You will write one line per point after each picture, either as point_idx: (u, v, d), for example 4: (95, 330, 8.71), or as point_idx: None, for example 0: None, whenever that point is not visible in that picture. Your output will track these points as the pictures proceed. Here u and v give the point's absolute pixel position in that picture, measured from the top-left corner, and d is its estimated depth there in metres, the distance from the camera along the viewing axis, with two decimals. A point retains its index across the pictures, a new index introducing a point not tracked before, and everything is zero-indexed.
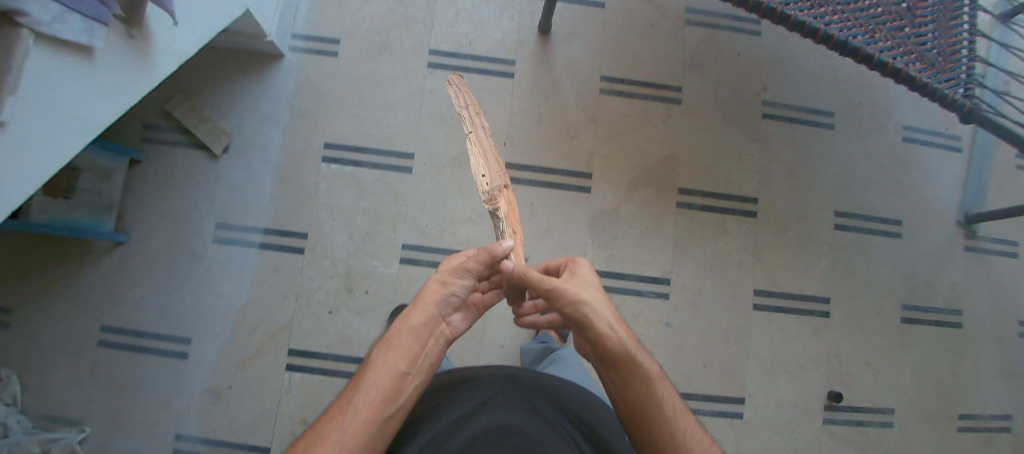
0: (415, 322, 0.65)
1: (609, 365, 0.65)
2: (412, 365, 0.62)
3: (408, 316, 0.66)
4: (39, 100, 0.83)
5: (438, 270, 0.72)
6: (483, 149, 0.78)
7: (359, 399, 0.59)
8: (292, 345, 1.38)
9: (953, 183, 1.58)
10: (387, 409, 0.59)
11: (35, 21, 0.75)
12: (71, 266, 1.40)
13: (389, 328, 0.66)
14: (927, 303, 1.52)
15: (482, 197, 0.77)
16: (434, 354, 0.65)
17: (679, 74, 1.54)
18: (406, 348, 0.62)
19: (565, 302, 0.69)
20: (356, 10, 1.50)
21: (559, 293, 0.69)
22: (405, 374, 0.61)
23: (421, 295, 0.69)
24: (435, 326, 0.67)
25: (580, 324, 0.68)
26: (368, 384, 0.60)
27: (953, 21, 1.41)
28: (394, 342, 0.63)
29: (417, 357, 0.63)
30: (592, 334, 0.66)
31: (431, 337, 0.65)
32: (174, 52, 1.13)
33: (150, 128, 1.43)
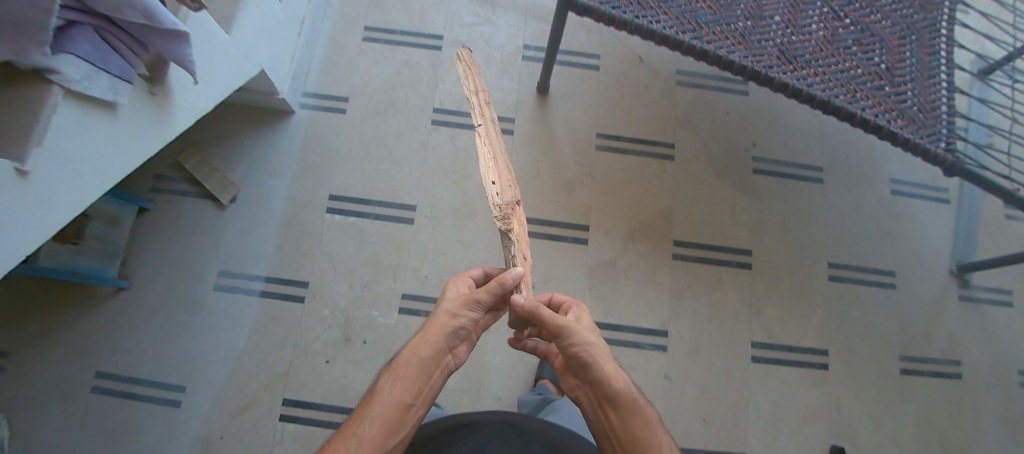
0: (424, 354, 0.71)
1: (610, 405, 0.70)
2: (417, 396, 0.68)
3: (417, 347, 0.72)
4: (61, 152, 0.89)
5: (449, 300, 0.77)
6: (492, 155, 0.77)
7: (367, 425, 0.65)
8: (288, 394, 1.36)
9: (943, 234, 1.62)
10: (389, 438, 0.64)
11: (65, 78, 0.82)
12: (72, 311, 1.41)
13: (399, 356, 0.73)
14: (927, 354, 1.52)
15: (494, 211, 0.75)
16: (437, 385, 0.72)
17: (672, 130, 1.60)
18: (413, 380, 0.69)
19: (574, 343, 0.73)
20: (364, 71, 1.58)
21: (569, 333, 0.74)
22: (410, 405, 0.67)
23: (430, 327, 0.75)
24: (440, 358, 0.73)
25: (585, 365, 0.72)
26: (373, 415, 0.66)
27: (930, 78, 1.42)
28: (402, 372, 0.70)
29: (422, 389, 0.69)
30: (595, 375, 0.71)
31: (436, 369, 0.71)
32: (192, 108, 1.18)
33: (161, 178, 1.48)
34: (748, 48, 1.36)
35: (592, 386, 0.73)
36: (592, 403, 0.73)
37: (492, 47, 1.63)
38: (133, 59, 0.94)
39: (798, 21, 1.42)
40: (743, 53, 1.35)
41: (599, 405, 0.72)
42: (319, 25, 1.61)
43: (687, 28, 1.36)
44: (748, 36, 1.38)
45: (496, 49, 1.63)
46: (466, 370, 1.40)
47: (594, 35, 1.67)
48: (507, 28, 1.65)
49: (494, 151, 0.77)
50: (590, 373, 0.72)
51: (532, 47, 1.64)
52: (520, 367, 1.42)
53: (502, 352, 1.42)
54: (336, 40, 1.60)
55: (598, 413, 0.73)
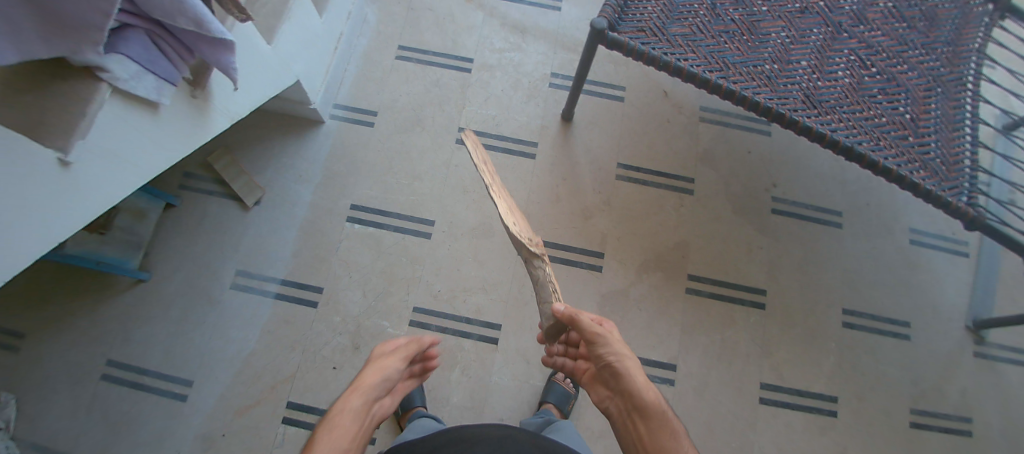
0: (355, 403, 0.68)
1: (639, 414, 0.70)
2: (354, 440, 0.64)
3: (347, 399, 0.69)
4: (103, 146, 0.92)
5: (371, 358, 0.78)
6: (508, 201, 0.78)
7: None
8: (292, 397, 1.36)
9: (961, 289, 1.59)
10: None
11: (113, 76, 0.84)
12: (92, 299, 1.44)
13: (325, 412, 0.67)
14: (939, 409, 1.48)
15: (529, 248, 0.77)
16: (371, 428, 0.69)
17: (692, 165, 1.62)
18: (349, 428, 0.64)
19: (608, 351, 0.76)
20: (395, 87, 1.63)
21: (604, 342, 0.77)
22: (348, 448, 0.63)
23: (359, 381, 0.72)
24: (370, 407, 0.70)
25: (617, 374, 0.74)
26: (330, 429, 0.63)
27: (954, 132, 1.42)
28: (336, 422, 0.64)
29: (358, 435, 0.65)
30: (627, 385, 0.73)
31: (367, 417, 0.69)
32: (229, 113, 1.22)
33: (190, 177, 1.52)
34: (774, 90, 1.38)
35: (624, 396, 0.74)
36: (623, 414, 0.74)
37: (521, 72, 1.67)
38: (179, 63, 0.96)
39: (825, 67, 1.43)
40: (768, 95, 1.37)
41: (629, 415, 0.72)
42: (355, 41, 1.67)
43: (714, 68, 1.39)
44: (774, 78, 1.40)
45: (524, 74, 1.67)
46: (471, 388, 1.40)
47: (621, 67, 1.71)
48: (536, 55, 1.69)
49: (506, 195, 0.79)
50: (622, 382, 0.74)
51: (559, 75, 1.67)
52: (525, 389, 1.40)
53: (508, 373, 1.42)
54: (370, 56, 1.66)
55: (629, 425, 0.73)
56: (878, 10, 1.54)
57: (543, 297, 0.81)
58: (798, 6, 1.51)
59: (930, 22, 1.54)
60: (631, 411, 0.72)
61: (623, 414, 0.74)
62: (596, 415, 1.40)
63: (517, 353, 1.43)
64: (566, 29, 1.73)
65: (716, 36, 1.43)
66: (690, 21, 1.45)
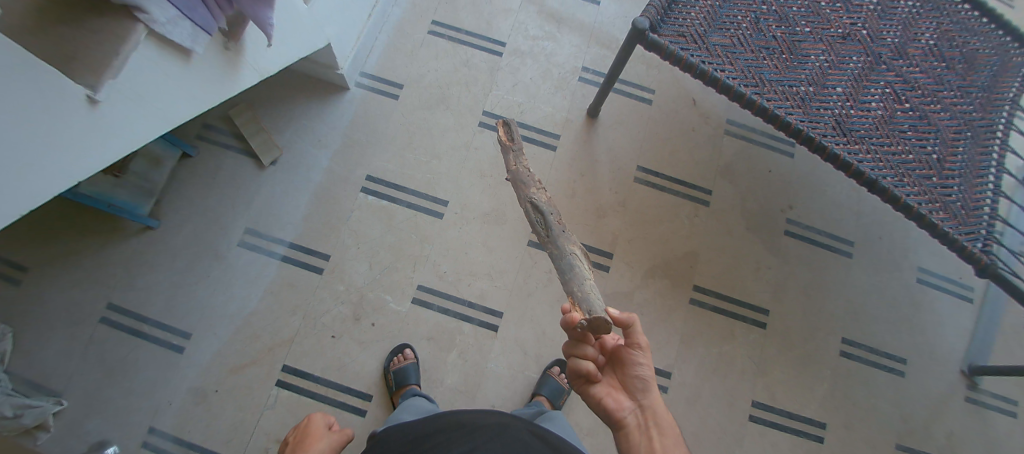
0: None
1: (660, 432, 0.72)
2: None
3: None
4: (132, 89, 0.91)
5: None
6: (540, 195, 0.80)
7: None
8: (287, 361, 1.37)
9: (961, 332, 1.60)
10: None
11: (151, 19, 0.83)
12: (99, 240, 1.43)
13: None
14: (923, 447, 1.49)
15: (571, 239, 0.77)
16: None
17: (711, 178, 1.60)
18: None
19: (646, 364, 0.76)
20: (423, 63, 1.61)
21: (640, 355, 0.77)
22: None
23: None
24: None
25: (648, 388, 0.75)
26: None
27: (978, 178, 1.41)
28: None
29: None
30: (653, 399, 0.75)
31: None
32: (258, 69, 1.21)
33: (208, 128, 1.51)
34: (806, 113, 1.37)
35: (644, 410, 0.74)
36: (640, 431, 0.72)
37: (552, 63, 1.65)
38: (216, 13, 0.95)
39: (859, 96, 1.42)
40: (800, 117, 1.36)
41: (647, 430, 0.72)
42: (389, 11, 1.64)
43: (749, 83, 1.37)
44: (808, 101, 1.39)
45: (555, 65, 1.65)
46: (465, 372, 1.40)
47: (653, 70, 1.69)
48: (569, 47, 1.67)
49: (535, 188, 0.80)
50: (646, 397, 0.75)
51: (590, 70, 1.65)
52: (519, 379, 1.41)
53: (504, 362, 1.42)
54: (402, 28, 1.64)
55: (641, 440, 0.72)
56: (920, 45, 1.51)
57: (591, 292, 0.73)
58: (841, 31, 1.49)
59: (969, 65, 1.52)
60: (653, 428, 0.72)
61: (640, 431, 0.73)
62: (585, 413, 1.41)
63: (516, 343, 1.43)
64: (603, 25, 1.70)
65: (755, 51, 1.41)
66: (731, 33, 1.43)
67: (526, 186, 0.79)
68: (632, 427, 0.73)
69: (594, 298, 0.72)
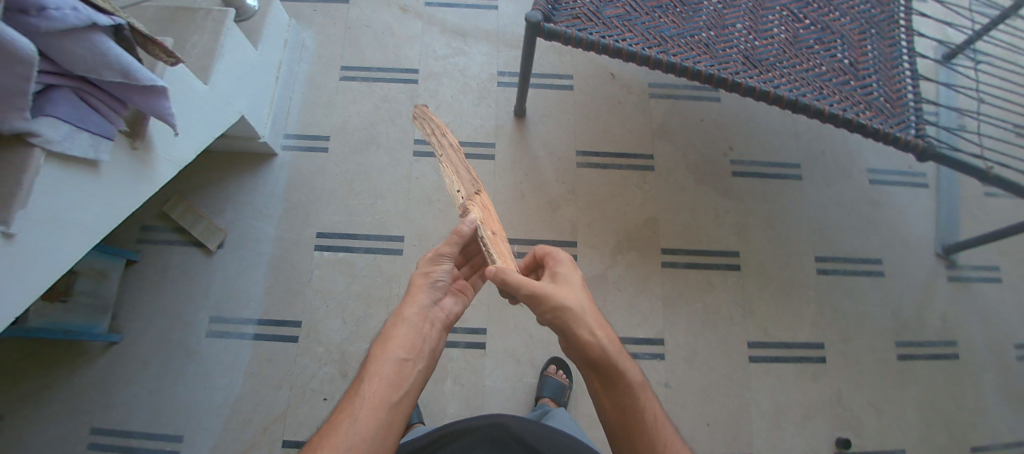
0: (393, 356, 0.66)
1: (598, 372, 0.70)
2: (411, 351, 0.68)
3: (402, 309, 0.73)
4: (47, 213, 0.89)
5: (376, 368, 0.65)
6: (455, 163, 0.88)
7: (366, 390, 0.63)
8: (287, 436, 1.34)
9: (925, 218, 1.64)
10: (393, 392, 0.63)
11: (45, 140, 0.82)
12: (65, 369, 1.39)
13: (369, 372, 0.65)
14: (923, 338, 1.52)
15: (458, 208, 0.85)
16: (432, 340, 0.72)
17: (649, 142, 1.64)
18: (386, 379, 0.64)
19: (548, 310, 0.72)
20: (345, 109, 1.62)
21: (545, 297, 0.71)
22: (406, 362, 0.67)
23: (414, 290, 0.77)
24: (403, 372, 0.65)
25: (565, 332, 0.71)
26: (373, 375, 0.64)
27: (893, 69, 1.45)
28: (374, 372, 0.64)
29: (415, 344, 0.69)
30: (574, 342, 0.71)
31: (403, 377, 0.65)
32: (175, 159, 1.20)
33: (147, 229, 1.49)
34: (713, 57, 1.39)
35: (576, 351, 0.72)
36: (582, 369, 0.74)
37: (468, 76, 1.67)
38: (113, 117, 0.95)
39: (759, 26, 1.46)
40: (709, 62, 1.38)
41: (586, 369, 0.72)
42: (297, 68, 1.65)
43: (653, 44, 1.39)
44: (712, 45, 1.41)
45: (471, 78, 1.67)
46: (465, 396, 1.39)
47: (565, 57, 1.72)
48: (480, 57, 1.70)
49: (457, 156, 0.89)
50: (569, 338, 0.72)
51: (506, 73, 1.68)
52: (519, 387, 1.41)
53: (499, 375, 1.42)
54: (315, 81, 1.65)
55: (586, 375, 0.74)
56: None
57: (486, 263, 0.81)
58: None
59: None
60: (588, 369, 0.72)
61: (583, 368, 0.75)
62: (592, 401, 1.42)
63: (506, 353, 1.44)
64: (506, 27, 1.74)
65: (650, 12, 1.44)
66: (623, 2, 1.45)
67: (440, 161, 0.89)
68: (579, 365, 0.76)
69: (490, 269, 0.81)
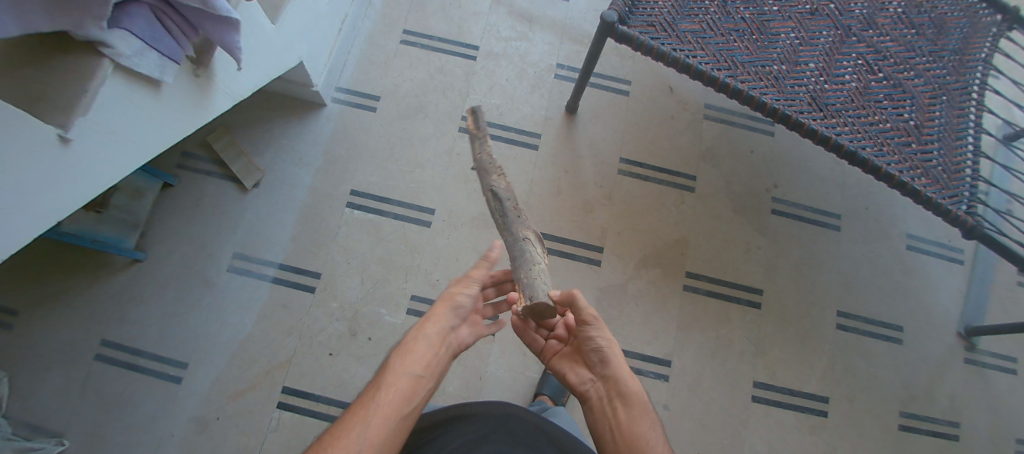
0: (409, 370, 0.68)
1: (622, 403, 0.74)
2: (426, 369, 0.69)
3: (423, 327, 0.75)
4: (105, 125, 0.90)
5: (393, 378, 0.66)
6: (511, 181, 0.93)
7: (380, 399, 0.64)
8: (287, 383, 1.35)
9: (955, 295, 1.61)
10: (404, 406, 0.64)
11: (116, 53, 0.82)
12: (87, 276, 1.42)
13: (382, 382, 0.66)
14: (927, 412, 1.50)
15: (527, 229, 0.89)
16: (445, 362, 0.74)
17: (693, 164, 1.61)
18: (400, 391, 0.65)
19: (600, 336, 0.80)
20: (398, 73, 1.61)
21: (598, 327, 0.80)
22: (421, 377, 0.68)
23: (438, 308, 0.79)
24: (417, 388, 0.67)
25: (606, 361, 0.78)
26: (387, 384, 0.65)
27: (957, 140, 1.39)
28: (389, 382, 0.66)
29: (431, 362, 0.71)
30: (613, 372, 0.77)
31: (417, 393, 0.66)
32: (232, 93, 1.20)
33: (187, 156, 1.50)
34: (781, 91, 1.36)
35: (606, 383, 0.77)
36: (602, 402, 0.76)
37: (527, 62, 1.65)
38: (183, 41, 0.94)
39: (832, 69, 1.41)
40: (775, 96, 1.35)
41: (607, 401, 0.76)
42: (360, 23, 1.65)
43: (722, 66, 1.36)
44: (781, 79, 1.38)
45: (530, 64, 1.65)
46: (466, 377, 1.40)
47: (627, 61, 1.70)
48: (542, 46, 1.68)
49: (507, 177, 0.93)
50: (608, 369, 0.78)
51: (565, 67, 1.66)
52: (520, 380, 1.41)
53: (503, 364, 1.42)
54: (374, 40, 1.64)
55: (603, 410, 0.75)
56: (889, 14, 1.51)
57: (537, 279, 0.83)
58: (809, 7, 1.49)
59: (940, 29, 1.51)
60: (614, 400, 0.75)
61: (602, 401, 0.77)
62: None
63: (513, 344, 1.44)
64: (574, 21, 1.71)
65: (726, 34, 1.41)
66: (701, 18, 1.42)
67: (489, 174, 0.90)
68: (596, 399, 0.78)
69: (537, 285, 0.82)
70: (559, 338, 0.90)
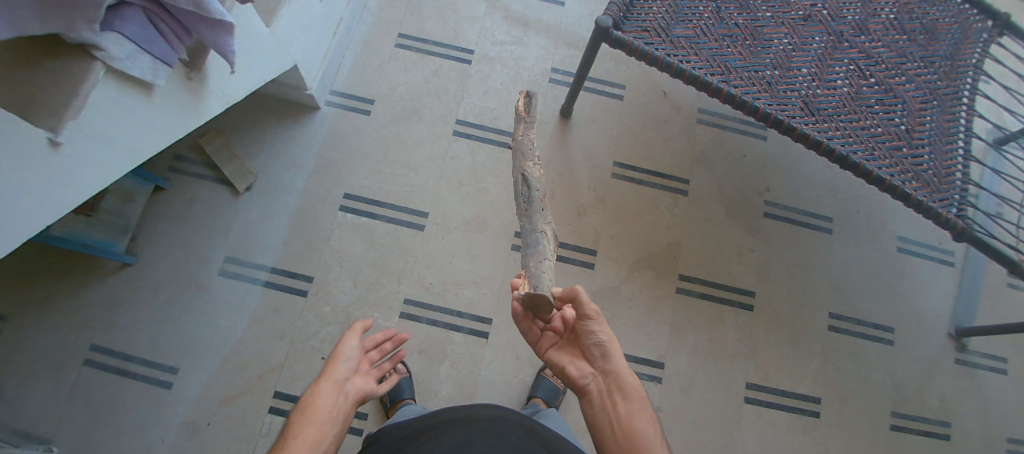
0: (313, 418, 0.68)
1: (623, 397, 0.75)
2: (330, 415, 0.70)
3: (318, 381, 0.75)
4: (97, 129, 0.89)
5: (298, 431, 0.66)
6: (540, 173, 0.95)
7: (288, 450, 0.63)
8: (279, 387, 1.34)
9: (946, 297, 1.62)
10: (314, 451, 0.64)
11: (109, 56, 0.81)
12: (77, 281, 1.40)
13: (286, 437, 0.65)
14: (918, 414, 1.51)
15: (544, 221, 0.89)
16: (349, 406, 0.74)
17: (687, 168, 1.62)
18: (307, 439, 0.65)
19: (601, 330, 0.79)
20: (393, 77, 1.61)
21: (599, 321, 0.80)
22: (326, 423, 0.69)
23: (330, 362, 0.79)
24: (324, 433, 0.67)
25: (607, 355, 0.78)
26: (293, 437, 0.65)
27: (948, 145, 1.41)
28: (295, 435, 0.65)
29: (334, 408, 0.72)
30: (613, 367, 0.77)
31: (325, 436, 0.67)
32: (225, 96, 1.20)
33: (180, 159, 1.50)
34: (773, 96, 1.38)
35: (606, 378, 0.78)
36: (602, 396, 0.76)
37: (521, 66, 1.66)
38: (176, 44, 0.94)
39: (824, 75, 1.43)
40: (767, 101, 1.37)
41: (607, 395, 0.76)
42: (355, 27, 1.65)
43: (715, 71, 1.37)
44: (774, 84, 1.39)
45: (525, 68, 1.66)
46: (460, 381, 1.39)
47: (621, 66, 1.71)
48: (537, 50, 1.68)
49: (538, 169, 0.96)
50: (608, 364, 0.78)
51: (560, 71, 1.67)
52: (514, 384, 1.40)
53: (496, 368, 1.41)
54: (369, 43, 1.64)
55: (603, 405, 0.75)
56: (880, 20, 1.53)
57: (545, 272, 0.83)
58: (801, 13, 1.51)
59: (930, 35, 1.53)
60: (615, 394, 0.75)
61: (602, 396, 0.76)
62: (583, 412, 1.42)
63: (507, 347, 1.43)
64: (569, 25, 1.72)
65: (719, 39, 1.42)
66: (694, 24, 1.43)
67: (524, 160, 0.93)
68: (595, 393, 0.77)
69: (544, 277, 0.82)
70: (553, 330, 0.88)
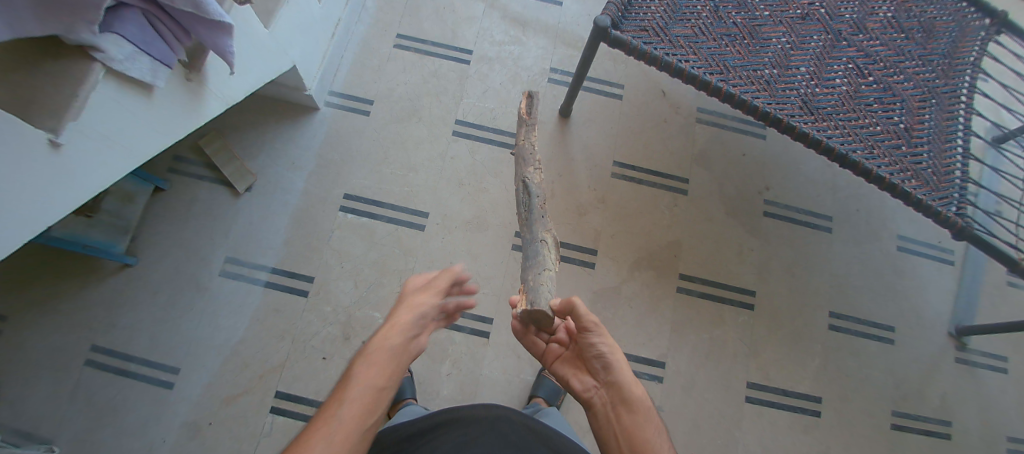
0: (372, 378, 0.62)
1: (627, 409, 0.72)
2: (389, 378, 0.63)
3: (383, 336, 0.69)
4: (97, 130, 0.89)
5: (356, 389, 0.60)
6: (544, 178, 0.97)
7: (342, 409, 0.58)
8: (280, 388, 1.34)
9: (946, 295, 1.62)
10: (367, 420, 0.58)
11: (108, 57, 0.82)
12: (77, 282, 1.40)
13: (344, 392, 0.60)
14: (919, 412, 1.51)
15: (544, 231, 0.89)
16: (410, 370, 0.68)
17: (686, 167, 1.62)
18: (360, 401, 0.59)
19: (601, 341, 0.78)
20: (392, 77, 1.61)
21: (600, 332, 0.78)
22: (383, 387, 0.62)
23: (398, 314, 0.73)
24: (380, 398, 0.61)
25: (608, 366, 0.76)
26: (350, 397, 0.59)
27: (947, 143, 1.41)
28: (353, 394, 0.60)
29: (395, 371, 0.65)
30: (617, 378, 0.75)
31: (380, 404, 0.61)
32: (225, 97, 1.20)
33: (180, 160, 1.50)
34: (772, 95, 1.38)
35: (610, 389, 0.76)
36: (605, 408, 0.74)
37: (520, 66, 1.66)
38: (176, 45, 0.94)
39: (823, 73, 1.43)
40: (766, 100, 1.37)
41: (610, 407, 0.74)
42: (354, 28, 1.65)
43: (714, 70, 1.38)
44: (773, 83, 1.39)
45: (524, 68, 1.66)
46: (460, 381, 1.39)
47: (620, 65, 1.71)
48: (536, 50, 1.69)
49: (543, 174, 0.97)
50: (612, 375, 0.76)
51: (559, 71, 1.67)
52: (515, 383, 1.40)
53: (497, 367, 1.41)
54: (368, 44, 1.64)
55: (608, 417, 0.73)
56: (878, 19, 1.53)
57: (545, 284, 0.84)
58: (799, 12, 1.51)
59: (928, 33, 1.53)
60: (618, 405, 0.73)
61: (606, 408, 0.75)
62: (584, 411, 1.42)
63: (508, 347, 1.43)
64: (568, 25, 1.72)
65: (717, 38, 1.42)
66: (693, 23, 1.43)
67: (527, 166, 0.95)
68: (599, 405, 0.76)
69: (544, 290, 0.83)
70: (560, 342, 0.89)
